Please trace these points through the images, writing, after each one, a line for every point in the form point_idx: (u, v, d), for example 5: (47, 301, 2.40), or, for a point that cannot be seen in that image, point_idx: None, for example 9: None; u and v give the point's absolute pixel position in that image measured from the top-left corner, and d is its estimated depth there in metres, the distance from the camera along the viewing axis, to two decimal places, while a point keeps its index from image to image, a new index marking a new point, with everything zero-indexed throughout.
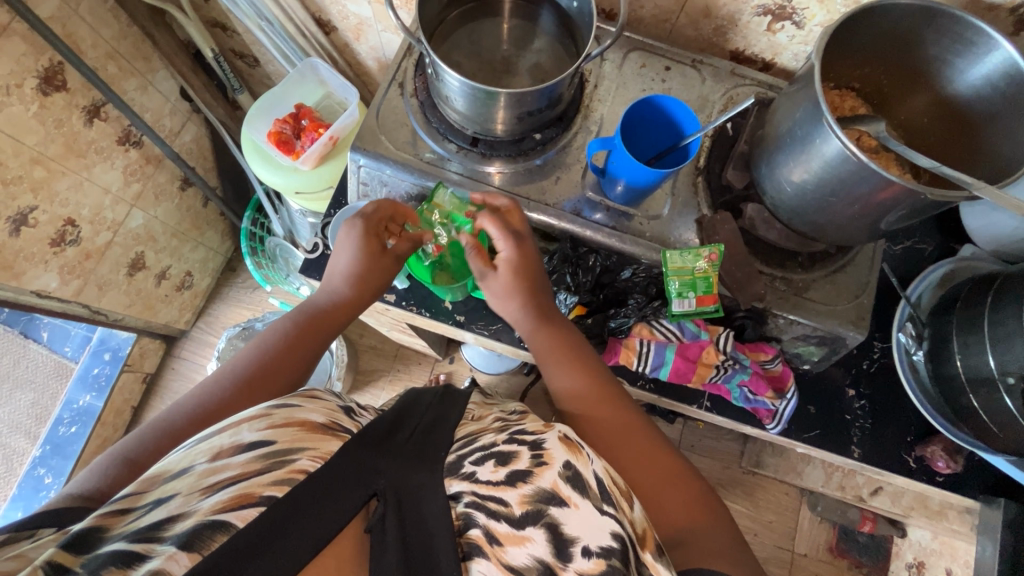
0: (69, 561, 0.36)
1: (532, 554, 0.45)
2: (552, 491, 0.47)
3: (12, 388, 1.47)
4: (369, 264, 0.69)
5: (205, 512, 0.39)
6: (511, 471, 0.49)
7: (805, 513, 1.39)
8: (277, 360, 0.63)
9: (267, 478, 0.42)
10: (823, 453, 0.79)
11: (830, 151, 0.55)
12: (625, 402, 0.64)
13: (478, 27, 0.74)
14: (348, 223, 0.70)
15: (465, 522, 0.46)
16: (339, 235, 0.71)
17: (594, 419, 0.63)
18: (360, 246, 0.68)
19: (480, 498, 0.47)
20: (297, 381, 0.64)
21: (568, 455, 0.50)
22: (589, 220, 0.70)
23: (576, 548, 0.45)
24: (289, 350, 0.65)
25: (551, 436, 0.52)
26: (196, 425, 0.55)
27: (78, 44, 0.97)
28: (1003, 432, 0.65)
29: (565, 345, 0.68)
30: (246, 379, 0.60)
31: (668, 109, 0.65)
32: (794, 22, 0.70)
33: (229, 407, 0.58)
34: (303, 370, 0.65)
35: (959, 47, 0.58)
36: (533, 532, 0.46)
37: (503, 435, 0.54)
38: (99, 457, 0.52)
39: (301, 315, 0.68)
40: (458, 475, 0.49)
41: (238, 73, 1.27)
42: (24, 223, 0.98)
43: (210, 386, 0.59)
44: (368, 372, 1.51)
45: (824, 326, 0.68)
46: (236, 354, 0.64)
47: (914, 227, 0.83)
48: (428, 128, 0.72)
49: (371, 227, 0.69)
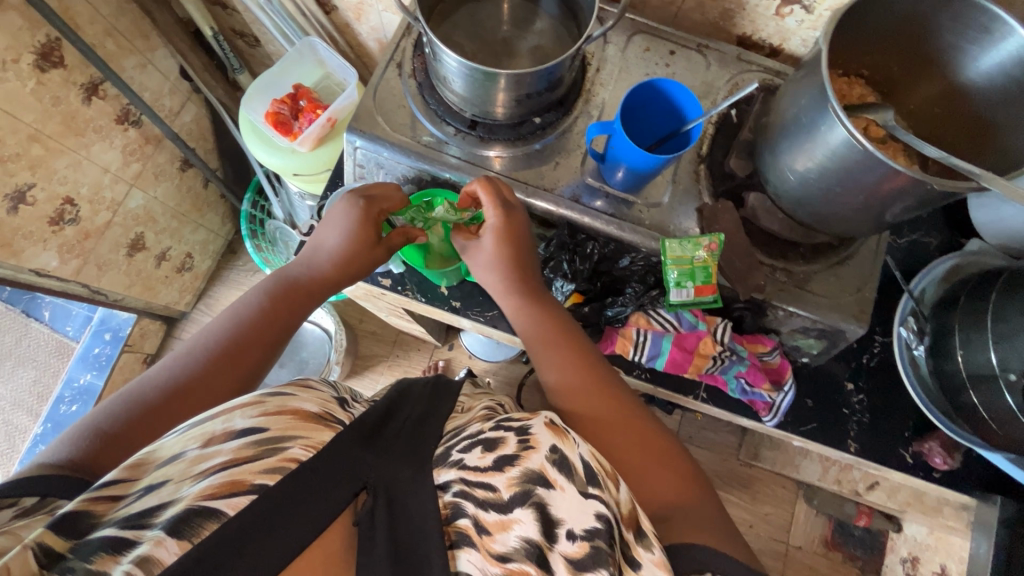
0: (60, 546, 0.35)
1: (520, 535, 0.44)
2: (540, 472, 0.47)
3: (14, 366, 1.48)
4: (359, 249, 0.68)
5: (194, 499, 0.39)
6: (498, 457, 0.48)
7: (801, 506, 1.39)
8: (251, 334, 0.63)
9: (258, 467, 0.42)
10: (820, 446, 0.78)
11: (835, 139, 0.54)
12: (622, 393, 0.63)
13: (479, 8, 0.72)
14: (344, 202, 0.68)
15: (453, 511, 0.45)
16: (328, 210, 0.70)
17: (586, 411, 0.61)
18: (348, 221, 0.67)
19: (468, 486, 0.46)
20: (266, 357, 0.63)
21: (554, 439, 0.49)
22: (589, 207, 0.69)
23: (561, 530, 0.45)
24: (263, 324, 0.64)
25: (536, 422, 0.51)
26: (171, 399, 0.55)
27: (75, 20, 0.95)
28: (1002, 430, 0.64)
29: (561, 334, 0.67)
30: (218, 354, 0.60)
31: (671, 94, 0.64)
32: (803, 6, 0.68)
33: (199, 379, 0.57)
34: (274, 346, 0.65)
35: (974, 33, 0.56)
36: (520, 514, 0.45)
37: (490, 423, 0.54)
38: (70, 428, 0.52)
39: (275, 288, 0.68)
40: (447, 464, 0.49)
41: (239, 52, 1.25)
42: (23, 201, 0.98)
43: (181, 359, 0.59)
44: (367, 357, 1.50)
45: (825, 319, 0.67)
46: (207, 328, 0.63)
47: (921, 220, 0.82)
48: (426, 110, 0.71)
49: (367, 216, 0.67)
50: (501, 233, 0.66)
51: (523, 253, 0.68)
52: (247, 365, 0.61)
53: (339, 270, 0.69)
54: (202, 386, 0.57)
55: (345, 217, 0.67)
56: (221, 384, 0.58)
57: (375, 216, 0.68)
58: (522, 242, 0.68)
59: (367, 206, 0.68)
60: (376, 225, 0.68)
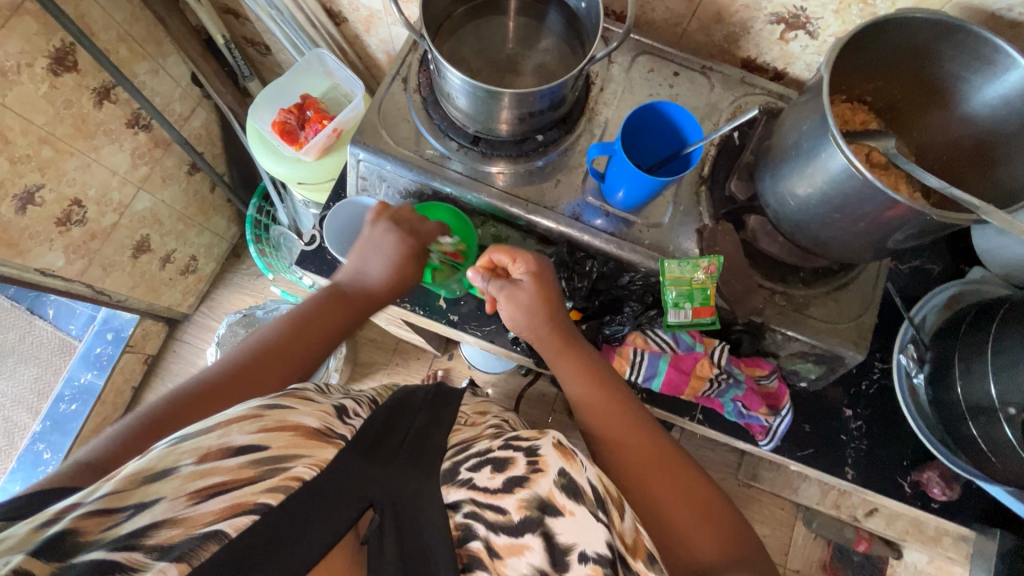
0: (39, 569, 0.34)
1: (531, 563, 0.44)
2: (548, 499, 0.46)
3: (17, 363, 1.49)
4: (398, 273, 0.70)
5: (195, 525, 0.38)
6: (508, 478, 0.48)
7: (799, 529, 1.37)
8: (294, 346, 0.64)
9: (261, 486, 0.42)
10: (817, 473, 0.77)
11: (835, 166, 0.54)
12: (638, 412, 0.65)
13: (485, 25, 0.73)
14: (395, 236, 0.69)
15: (464, 534, 0.45)
16: (371, 236, 0.70)
17: (612, 435, 0.63)
18: (393, 252, 0.69)
19: (479, 507, 0.46)
20: (310, 366, 0.65)
21: (563, 462, 0.49)
22: (589, 225, 0.69)
23: (572, 555, 0.44)
24: (306, 337, 0.65)
25: (544, 442, 0.51)
26: (207, 397, 0.56)
27: (90, 26, 0.97)
28: (1000, 463, 0.63)
29: (583, 363, 0.68)
30: (262, 360, 0.61)
31: (672, 116, 0.64)
32: (808, 31, 0.68)
33: (243, 385, 0.59)
34: (319, 355, 0.66)
35: (976, 64, 0.56)
36: (532, 540, 0.45)
37: (498, 440, 0.54)
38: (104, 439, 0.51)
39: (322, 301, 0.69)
40: (456, 483, 0.48)
41: (250, 60, 1.26)
42: (30, 202, 0.99)
43: (223, 368, 0.60)
44: (367, 365, 1.51)
45: (823, 343, 0.66)
46: (257, 336, 0.64)
47: (923, 247, 0.81)
48: (430, 125, 0.72)
49: (412, 250, 0.70)
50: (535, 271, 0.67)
51: (553, 303, 0.68)
52: (291, 367, 0.63)
53: (382, 288, 0.71)
54: (239, 389, 0.59)
55: (395, 250, 0.69)
56: (260, 386, 0.60)
57: (421, 247, 0.70)
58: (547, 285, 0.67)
59: (416, 242, 0.70)
60: (418, 255, 0.71)
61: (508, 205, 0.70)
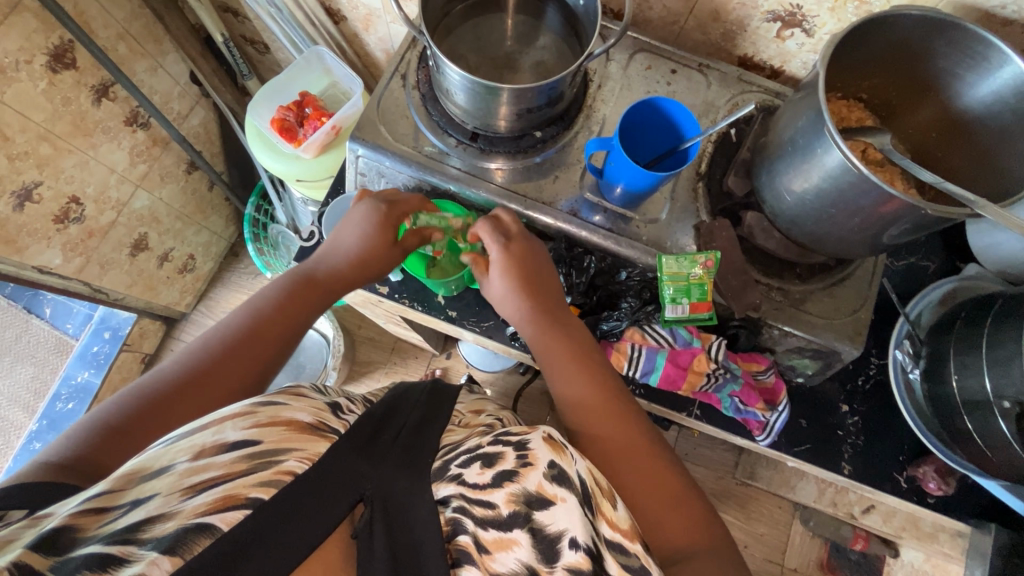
0: (40, 564, 0.34)
1: (519, 558, 0.44)
2: (537, 492, 0.47)
3: (13, 362, 1.49)
4: (375, 248, 0.69)
5: (188, 516, 0.38)
6: (498, 473, 0.48)
7: (797, 527, 1.38)
8: (257, 329, 0.62)
9: (252, 479, 0.41)
10: (813, 468, 0.78)
11: (830, 162, 0.54)
12: (620, 402, 0.63)
13: (484, 22, 0.73)
14: (369, 207, 0.69)
15: (453, 528, 0.45)
16: (350, 214, 0.70)
17: (592, 429, 0.62)
18: (368, 226, 0.68)
19: (467, 502, 0.46)
20: (280, 350, 0.64)
21: (552, 454, 0.49)
22: (587, 221, 0.69)
23: (563, 543, 0.44)
24: (275, 318, 0.64)
25: (535, 436, 0.51)
26: (177, 388, 0.55)
27: (89, 24, 0.97)
28: (996, 457, 0.63)
29: (572, 351, 0.67)
30: (232, 344, 0.60)
31: (669, 112, 0.65)
32: (804, 29, 0.69)
33: (211, 371, 0.57)
34: (289, 341, 0.65)
35: (969, 61, 0.57)
36: (520, 535, 0.45)
37: (489, 437, 0.54)
38: (77, 425, 0.51)
39: (294, 283, 0.68)
40: (446, 478, 0.48)
41: (249, 58, 1.27)
42: (28, 199, 0.99)
43: (192, 352, 0.59)
44: (365, 363, 1.51)
45: (819, 339, 0.67)
46: (225, 318, 0.63)
47: (918, 244, 0.82)
48: (429, 121, 0.72)
49: (387, 218, 0.68)
50: (503, 261, 0.66)
51: (535, 279, 0.68)
52: (262, 352, 0.62)
53: (359, 267, 0.69)
54: (212, 377, 0.57)
55: (369, 222, 0.68)
56: (232, 371, 0.59)
57: (396, 216, 0.69)
58: (529, 267, 0.67)
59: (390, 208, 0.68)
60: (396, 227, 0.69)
61: (507, 201, 0.70)
